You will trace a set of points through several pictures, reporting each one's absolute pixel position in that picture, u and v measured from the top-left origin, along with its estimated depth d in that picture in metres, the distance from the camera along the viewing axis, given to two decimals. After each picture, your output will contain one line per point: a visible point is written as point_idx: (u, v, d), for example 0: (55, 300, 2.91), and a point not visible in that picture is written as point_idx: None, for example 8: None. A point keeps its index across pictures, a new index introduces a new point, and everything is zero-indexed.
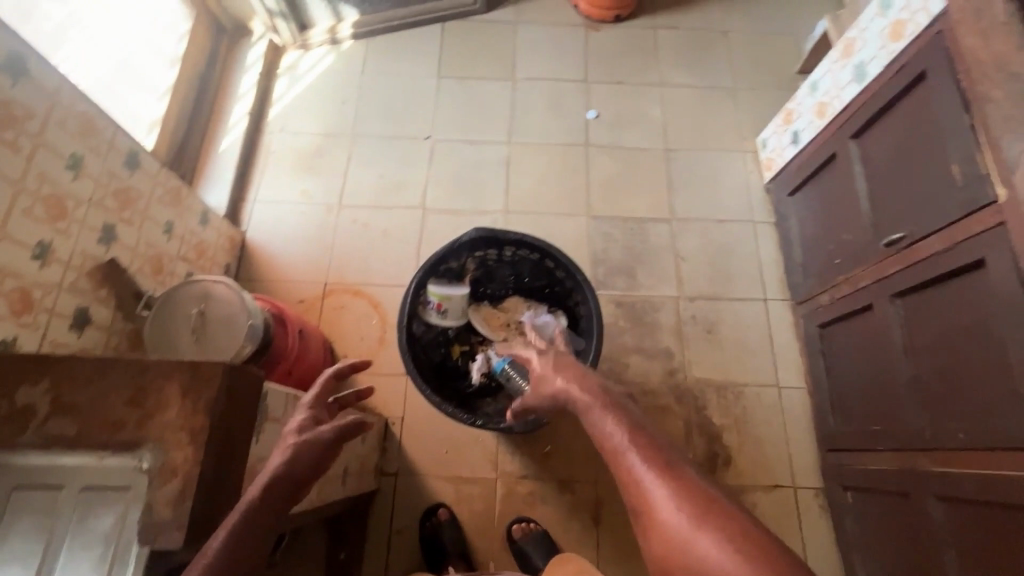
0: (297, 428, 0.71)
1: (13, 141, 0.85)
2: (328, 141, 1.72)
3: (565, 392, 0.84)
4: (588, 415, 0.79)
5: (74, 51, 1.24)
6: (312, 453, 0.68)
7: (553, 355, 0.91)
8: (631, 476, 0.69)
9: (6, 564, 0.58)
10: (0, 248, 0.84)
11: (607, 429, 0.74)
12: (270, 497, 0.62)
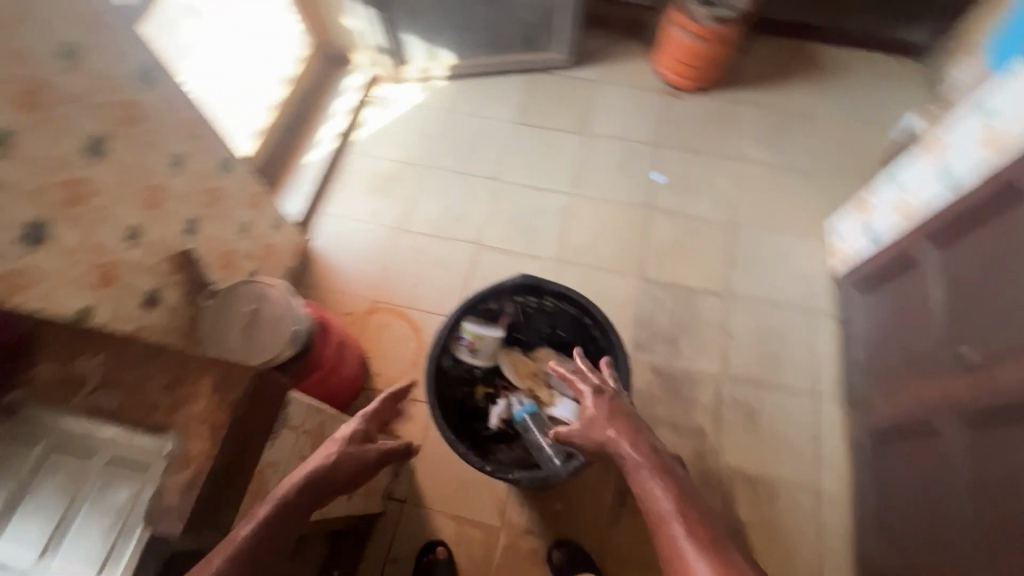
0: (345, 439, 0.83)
1: (129, 137, 0.98)
2: (403, 169, 1.82)
3: (618, 444, 0.86)
4: (636, 476, 0.82)
5: (196, 62, 1.42)
6: (352, 464, 0.80)
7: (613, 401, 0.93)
8: (673, 541, 0.72)
9: (27, 517, 0.62)
10: (98, 227, 0.95)
11: (653, 490, 0.78)
12: (304, 495, 0.71)
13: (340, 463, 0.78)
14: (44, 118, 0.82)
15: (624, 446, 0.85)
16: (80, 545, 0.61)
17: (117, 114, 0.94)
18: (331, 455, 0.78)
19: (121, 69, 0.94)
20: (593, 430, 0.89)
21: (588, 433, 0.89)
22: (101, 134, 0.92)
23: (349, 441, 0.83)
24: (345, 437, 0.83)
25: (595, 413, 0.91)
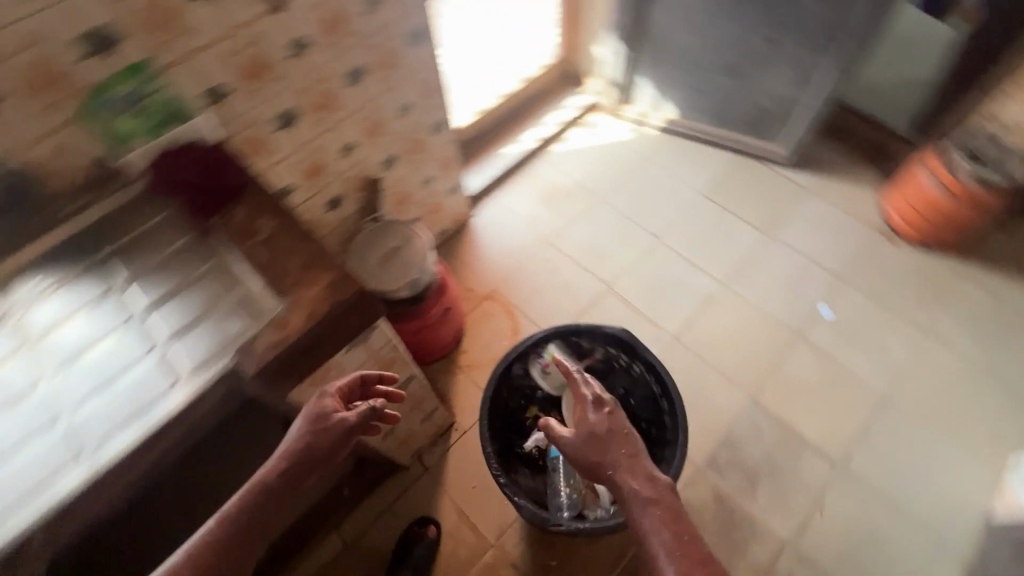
0: (314, 416, 0.80)
1: (380, 78, 1.20)
2: (577, 191, 1.90)
3: (613, 469, 0.82)
4: (636, 498, 0.79)
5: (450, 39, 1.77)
6: (326, 441, 0.78)
7: (611, 420, 0.87)
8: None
9: (176, 306, 0.81)
10: (327, 135, 1.18)
11: (645, 525, 0.76)
12: (284, 477, 0.76)
13: (317, 441, 0.78)
14: (334, 40, 1.06)
15: (625, 468, 0.82)
16: (194, 344, 0.77)
17: (380, 58, 1.17)
18: (299, 440, 0.78)
19: (400, 26, 1.16)
20: (593, 447, 0.84)
21: (589, 446, 0.85)
22: (363, 65, 1.15)
23: (317, 418, 0.79)
24: (311, 415, 0.80)
25: (597, 433, 0.85)
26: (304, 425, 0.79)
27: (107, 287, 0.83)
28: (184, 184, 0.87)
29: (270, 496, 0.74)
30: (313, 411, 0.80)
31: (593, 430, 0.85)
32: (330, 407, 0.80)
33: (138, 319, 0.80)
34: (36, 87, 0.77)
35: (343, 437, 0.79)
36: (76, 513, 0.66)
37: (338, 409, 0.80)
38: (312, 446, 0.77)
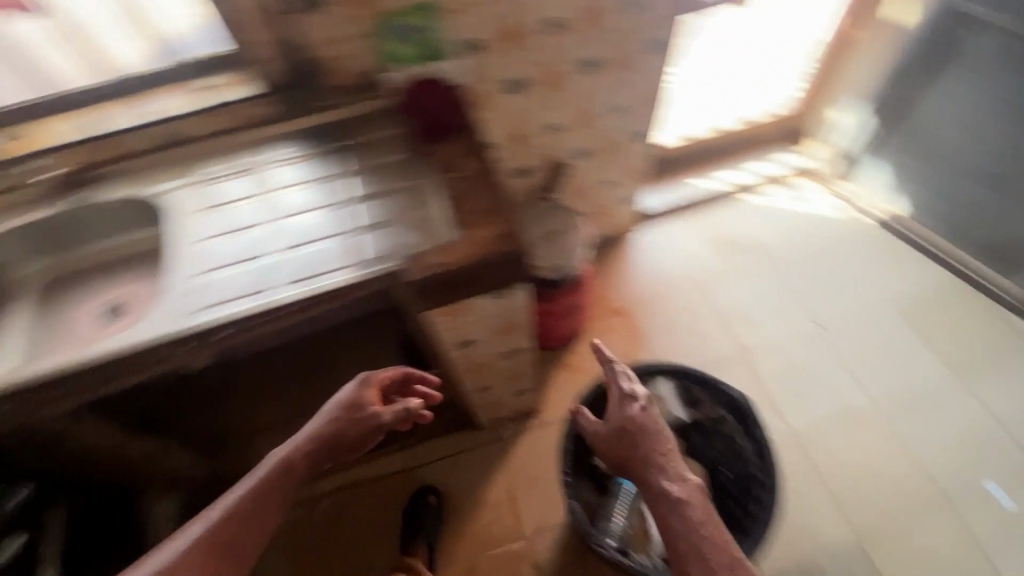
0: (353, 402, 0.92)
1: (611, 76, 1.27)
2: (752, 247, 1.79)
3: (641, 467, 0.84)
4: (669, 493, 0.79)
5: (691, 58, 1.73)
6: (358, 428, 0.90)
7: (643, 417, 0.88)
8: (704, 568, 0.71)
9: (376, 205, 0.94)
10: (545, 111, 1.28)
11: (672, 522, 0.77)
12: (317, 451, 0.87)
13: (352, 427, 0.89)
14: (588, 30, 1.14)
15: (658, 464, 0.83)
16: (377, 240, 0.89)
17: (619, 58, 1.23)
18: (333, 423, 0.89)
19: (649, 35, 1.21)
20: (626, 440, 0.87)
21: (625, 438, 0.87)
22: (602, 59, 1.22)
23: (353, 406, 0.91)
24: (349, 401, 0.92)
25: (626, 429, 0.88)
26: (339, 411, 0.91)
27: (334, 170, 1.00)
28: (420, 110, 1.00)
29: (296, 471, 0.84)
30: (349, 398, 0.92)
31: (625, 424, 0.88)
32: (367, 399, 0.92)
33: (343, 204, 0.96)
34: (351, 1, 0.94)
35: (375, 428, 0.91)
36: (257, 326, 0.85)
37: (373, 402, 0.93)
38: (344, 432, 0.89)
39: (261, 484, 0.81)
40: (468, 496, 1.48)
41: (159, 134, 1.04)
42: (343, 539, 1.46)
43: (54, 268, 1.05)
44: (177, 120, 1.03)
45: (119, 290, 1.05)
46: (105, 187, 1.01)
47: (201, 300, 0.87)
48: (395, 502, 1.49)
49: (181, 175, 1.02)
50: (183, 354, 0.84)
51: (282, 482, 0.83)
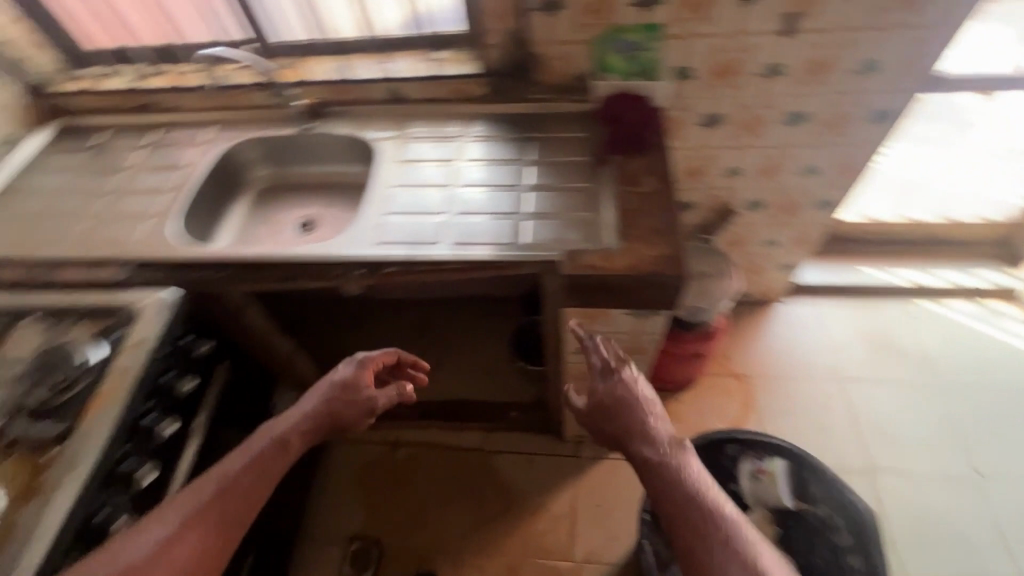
0: (347, 379, 0.95)
1: (816, 134, 1.20)
2: (912, 358, 1.62)
3: (624, 438, 0.85)
4: (655, 466, 0.79)
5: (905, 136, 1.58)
6: (354, 410, 0.94)
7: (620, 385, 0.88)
8: (693, 538, 0.72)
9: (551, 198, 0.99)
10: (732, 153, 1.25)
11: (659, 494, 0.78)
12: (309, 432, 0.88)
13: (344, 409, 0.92)
14: (808, 82, 1.09)
15: (643, 434, 0.83)
16: (545, 229, 0.93)
17: (833, 119, 1.16)
18: (329, 401, 0.92)
19: (877, 101, 1.12)
20: (608, 415, 0.87)
21: (610, 410, 0.87)
22: (812, 114, 1.15)
23: (348, 382, 0.94)
24: (345, 379, 0.95)
25: (604, 404, 0.88)
26: (335, 390, 0.93)
27: (522, 156, 1.07)
28: (614, 119, 1.04)
29: (290, 449, 0.84)
30: (341, 378, 0.95)
31: (604, 397, 0.88)
32: (364, 381, 0.95)
33: (522, 189, 1.02)
34: (586, 8, 0.98)
35: (367, 409, 0.95)
36: (420, 272, 0.93)
37: (369, 383, 0.96)
38: (336, 414, 0.92)
39: (250, 464, 0.80)
40: (533, 499, 1.49)
41: (383, 89, 1.17)
42: (408, 490, 1.53)
43: (273, 177, 1.26)
44: (402, 81, 1.14)
45: (316, 209, 1.23)
46: (334, 123, 1.18)
47: (381, 236, 0.97)
48: (465, 476, 1.54)
49: (393, 128, 1.16)
50: (354, 277, 0.95)
51: (270, 462, 0.81)
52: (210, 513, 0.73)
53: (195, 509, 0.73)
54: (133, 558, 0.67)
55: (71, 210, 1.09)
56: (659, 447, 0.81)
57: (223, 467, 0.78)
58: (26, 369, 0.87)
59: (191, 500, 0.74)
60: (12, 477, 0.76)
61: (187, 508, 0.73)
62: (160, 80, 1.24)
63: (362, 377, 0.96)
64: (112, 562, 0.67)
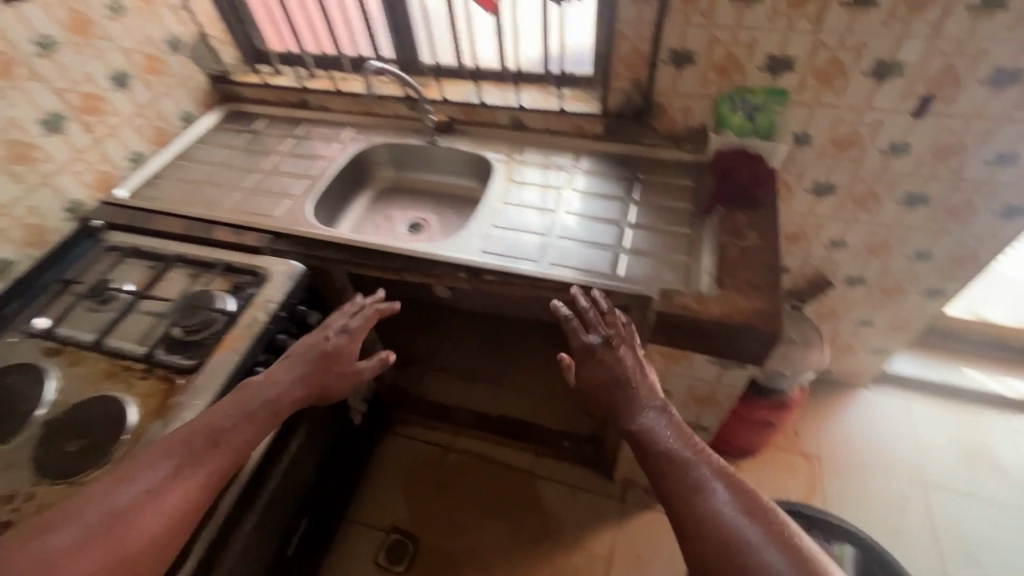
0: (328, 350, 0.87)
1: (935, 220, 1.16)
2: (1012, 478, 1.48)
3: (615, 412, 0.77)
4: (641, 432, 0.72)
5: None
6: (341, 383, 0.87)
7: (607, 359, 0.81)
8: (687, 494, 0.63)
9: (651, 237, 1.03)
10: (838, 224, 1.24)
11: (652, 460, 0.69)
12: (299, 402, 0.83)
13: (335, 379, 0.86)
14: (933, 164, 1.06)
15: (630, 400, 0.76)
16: (641, 266, 0.97)
17: (955, 207, 1.13)
18: (310, 375, 0.84)
19: (1008, 196, 1.08)
20: (598, 392, 0.79)
21: (600, 388, 0.80)
22: (932, 197, 1.12)
23: (331, 350, 0.87)
24: (327, 347, 0.88)
25: (591, 382, 0.80)
26: (315, 364, 0.85)
27: (628, 196, 1.12)
28: (723, 172, 1.04)
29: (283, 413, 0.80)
30: (330, 346, 0.88)
31: (591, 376, 0.81)
32: (344, 353, 0.88)
33: (624, 225, 1.06)
34: (714, 66, 1.03)
35: (354, 380, 0.89)
36: (515, 284, 0.99)
37: (352, 354, 0.89)
38: (326, 383, 0.85)
39: (247, 417, 0.76)
40: (571, 533, 1.48)
41: (508, 116, 1.26)
42: (451, 496, 1.57)
43: (394, 180, 1.39)
44: (525, 111, 1.23)
45: (427, 213, 1.35)
46: (458, 140, 1.30)
47: (485, 245, 1.05)
48: (508, 495, 1.56)
49: (510, 152, 1.26)
50: (454, 279, 1.03)
51: (270, 420, 0.79)
52: (200, 465, 0.70)
53: (185, 460, 0.70)
54: (120, 502, 0.64)
55: (228, 182, 1.26)
56: (647, 410, 0.75)
57: (213, 416, 0.75)
58: (171, 307, 1.00)
59: (181, 448, 0.71)
60: (147, 396, 0.86)
61: (173, 457, 0.69)
62: (317, 83, 1.41)
63: (352, 346, 0.89)
64: (95, 506, 0.63)
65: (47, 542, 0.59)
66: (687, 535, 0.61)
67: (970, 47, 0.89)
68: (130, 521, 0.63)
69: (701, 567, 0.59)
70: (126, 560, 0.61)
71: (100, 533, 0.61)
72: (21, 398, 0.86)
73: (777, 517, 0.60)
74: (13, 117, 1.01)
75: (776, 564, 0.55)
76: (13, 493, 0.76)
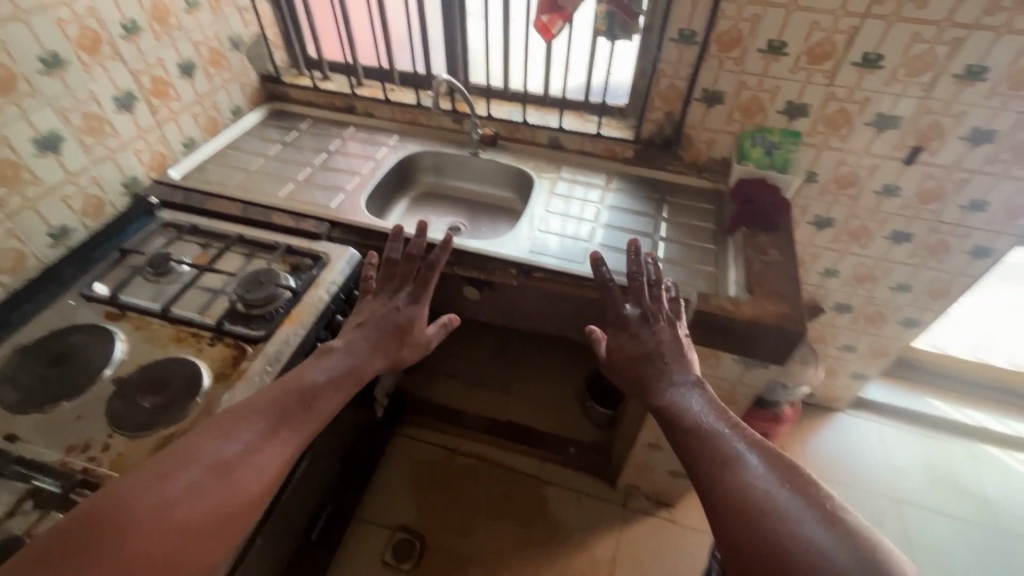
0: (398, 318, 0.90)
1: (915, 255, 1.33)
2: (973, 497, 1.63)
3: (645, 385, 0.84)
4: (671, 405, 0.77)
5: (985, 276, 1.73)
6: (414, 350, 0.90)
7: (641, 336, 0.89)
8: (717, 466, 0.66)
9: (682, 250, 1.15)
10: (833, 255, 1.40)
11: (679, 429, 0.74)
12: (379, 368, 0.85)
13: (409, 350, 0.89)
14: (917, 206, 1.23)
15: (664, 379, 0.82)
16: (676, 273, 1.09)
17: (933, 245, 1.30)
18: (385, 345, 0.87)
19: (978, 237, 1.25)
20: (629, 365, 0.87)
21: (632, 363, 0.87)
22: (915, 235, 1.29)
23: (399, 317, 0.90)
24: (397, 314, 0.90)
25: (625, 357, 0.88)
26: (393, 336, 0.88)
27: (658, 214, 1.25)
28: (745, 198, 1.16)
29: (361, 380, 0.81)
30: (402, 316, 0.90)
31: (624, 351, 0.89)
32: (415, 323, 0.91)
33: (657, 238, 1.18)
34: (740, 107, 1.18)
35: (423, 346, 0.92)
36: (588, 287, 1.08)
37: (420, 322, 0.92)
38: (403, 353, 0.88)
39: (334, 380, 0.77)
40: (574, 536, 1.53)
41: (547, 136, 1.38)
42: (457, 497, 1.60)
43: (433, 185, 1.48)
44: (565, 132, 1.36)
45: (463, 218, 1.44)
46: (498, 154, 1.41)
47: (532, 246, 1.15)
48: (514, 499, 1.60)
49: (549, 168, 1.37)
50: (505, 275, 1.12)
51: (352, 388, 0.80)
52: (295, 429, 0.70)
53: (281, 422, 0.69)
54: (225, 456, 0.62)
55: (279, 174, 1.32)
56: (677, 385, 0.81)
57: (303, 374, 0.76)
58: (233, 282, 1.03)
59: (274, 410, 0.69)
60: (217, 359, 0.90)
61: (267, 418, 0.68)
62: (367, 91, 1.50)
63: (421, 313, 0.92)
64: (201, 458, 0.61)
65: (162, 490, 0.56)
66: (716, 506, 0.63)
67: (954, 109, 1.07)
68: (237, 475, 0.61)
69: (732, 540, 0.60)
70: (231, 513, 0.59)
71: (209, 484, 0.59)
72: (90, 355, 0.88)
73: (818, 491, 0.60)
74: (93, 92, 1.05)
75: (815, 534, 0.56)
76: (89, 442, 0.78)
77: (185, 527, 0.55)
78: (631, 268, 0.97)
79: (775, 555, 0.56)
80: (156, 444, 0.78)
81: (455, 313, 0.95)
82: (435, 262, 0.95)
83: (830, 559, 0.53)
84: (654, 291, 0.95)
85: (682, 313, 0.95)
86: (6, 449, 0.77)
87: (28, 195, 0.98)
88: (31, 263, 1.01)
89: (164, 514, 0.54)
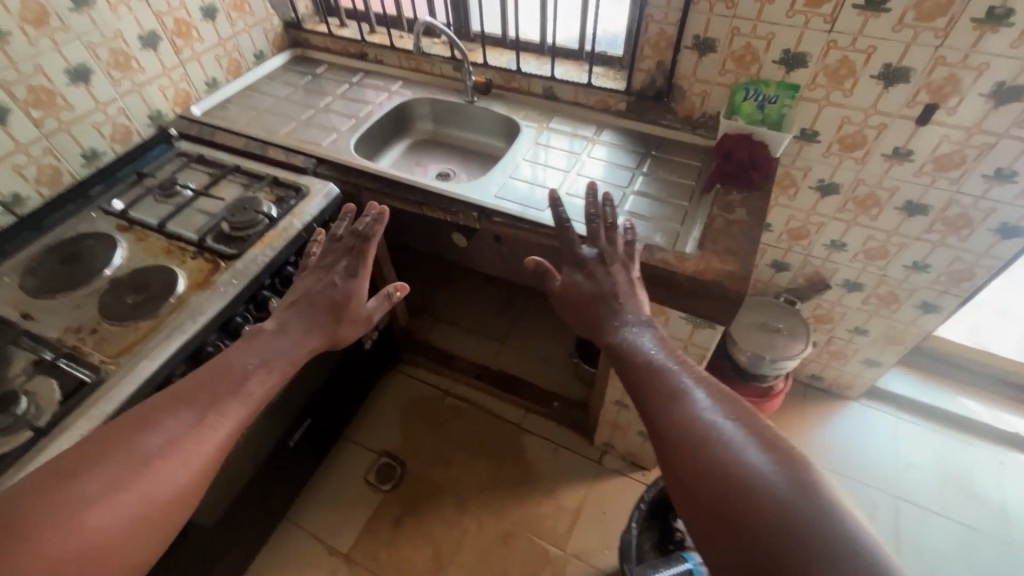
0: (331, 287, 0.85)
1: (932, 230, 1.20)
2: (993, 507, 1.48)
3: (601, 326, 0.78)
4: (623, 344, 0.72)
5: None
6: (352, 322, 0.84)
7: (598, 278, 0.83)
8: (663, 401, 0.61)
9: (647, 203, 1.12)
10: (841, 226, 1.29)
11: (632, 366, 0.69)
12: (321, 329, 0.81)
13: (347, 328, 0.83)
14: (933, 174, 1.11)
15: (617, 318, 0.77)
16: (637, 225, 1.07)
17: (952, 218, 1.17)
18: (313, 319, 0.81)
19: (1006, 213, 1.11)
20: (584, 305, 0.81)
21: (587, 302, 0.81)
22: (930, 208, 1.17)
23: (335, 288, 0.85)
24: (334, 285, 0.85)
25: (581, 296, 0.82)
26: (325, 314, 0.82)
27: (638, 167, 1.21)
28: (726, 154, 1.10)
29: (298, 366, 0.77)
30: (337, 291, 0.84)
31: (579, 290, 0.83)
32: (352, 297, 0.84)
33: (629, 191, 1.15)
34: (733, 56, 1.11)
35: (364, 321, 0.85)
36: (544, 234, 1.09)
37: (361, 299, 0.85)
38: (339, 331, 0.83)
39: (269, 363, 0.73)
40: (544, 483, 1.58)
41: (542, 86, 1.37)
42: (441, 434, 1.69)
43: (432, 133, 1.53)
44: (558, 82, 1.34)
45: (456, 164, 1.49)
46: (493, 103, 1.42)
47: (499, 191, 1.17)
48: (495, 442, 1.67)
49: (539, 118, 1.37)
50: (467, 218, 1.15)
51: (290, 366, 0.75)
52: (225, 415, 0.64)
53: (209, 406, 0.64)
54: (147, 447, 0.57)
55: (286, 113, 1.42)
56: (629, 325, 0.75)
57: (232, 356, 0.71)
58: (223, 206, 1.14)
59: (205, 395, 0.65)
60: (195, 271, 1.02)
61: (195, 408, 0.63)
62: (377, 38, 1.55)
63: (359, 287, 0.85)
64: (119, 450, 0.56)
65: (78, 484, 0.52)
66: (662, 444, 0.58)
67: (974, 60, 0.94)
68: (160, 468, 0.57)
69: (678, 476, 0.55)
70: (155, 508, 0.55)
71: (131, 475, 0.55)
72: (95, 257, 1.03)
73: (760, 421, 0.57)
74: (119, 30, 1.19)
75: (756, 461, 0.52)
76: (82, 325, 0.93)
77: (103, 525, 0.51)
78: (589, 209, 0.90)
79: (715, 487, 0.52)
80: (130, 331, 0.92)
81: (401, 282, 0.85)
82: (372, 233, 0.88)
83: (768, 483, 0.49)
84: (614, 231, 0.89)
85: (638, 256, 0.89)
86: (22, 324, 0.94)
87: (62, 118, 1.14)
88: (66, 178, 1.18)
89: (76, 512, 0.50)
